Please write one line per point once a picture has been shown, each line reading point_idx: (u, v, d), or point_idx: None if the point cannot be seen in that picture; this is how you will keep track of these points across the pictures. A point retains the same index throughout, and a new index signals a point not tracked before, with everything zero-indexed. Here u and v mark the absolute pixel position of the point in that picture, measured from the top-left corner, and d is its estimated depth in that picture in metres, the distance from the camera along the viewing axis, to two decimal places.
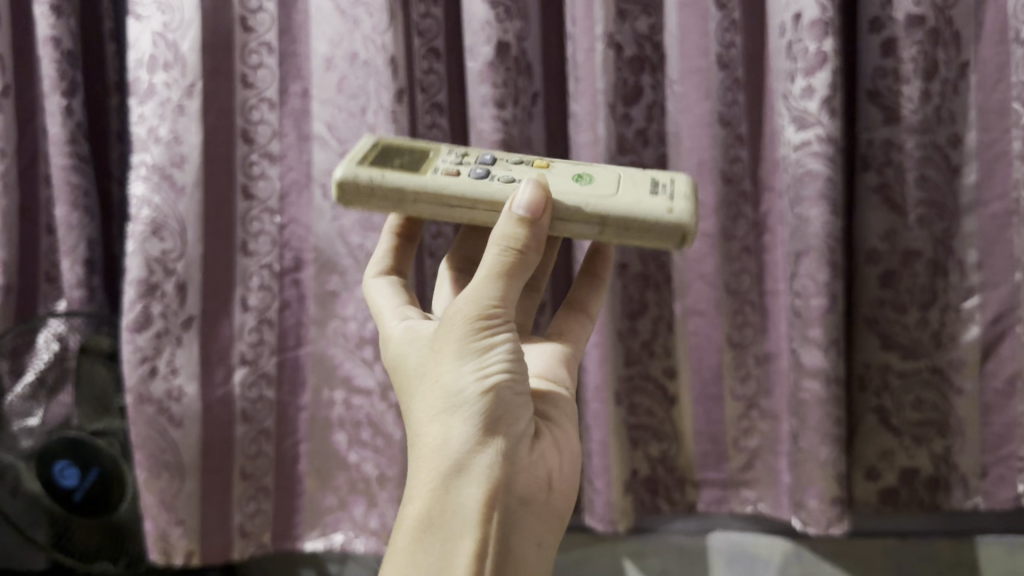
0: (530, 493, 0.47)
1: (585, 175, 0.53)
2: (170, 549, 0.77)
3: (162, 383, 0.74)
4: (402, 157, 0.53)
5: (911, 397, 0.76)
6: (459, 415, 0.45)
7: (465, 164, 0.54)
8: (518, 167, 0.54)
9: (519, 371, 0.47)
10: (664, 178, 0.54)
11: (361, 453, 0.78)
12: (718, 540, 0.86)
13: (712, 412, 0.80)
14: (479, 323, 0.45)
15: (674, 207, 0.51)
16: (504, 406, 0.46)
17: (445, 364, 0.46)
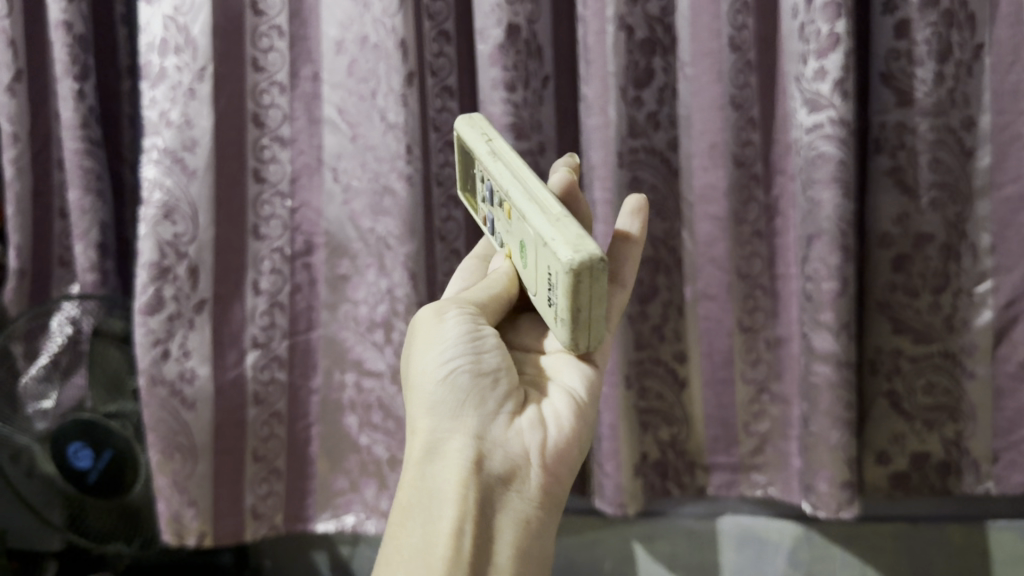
0: (511, 468, 0.48)
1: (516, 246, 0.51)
2: (182, 530, 0.77)
3: (175, 365, 0.75)
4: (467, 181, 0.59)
5: (922, 381, 0.76)
6: (425, 404, 0.50)
7: (484, 203, 0.56)
8: (499, 220, 0.53)
9: (482, 353, 0.50)
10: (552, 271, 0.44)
11: (371, 436, 0.78)
12: (728, 523, 0.86)
13: (723, 395, 0.80)
14: (435, 318, 0.51)
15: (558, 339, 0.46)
16: (466, 387, 0.49)
17: (417, 361, 0.51)
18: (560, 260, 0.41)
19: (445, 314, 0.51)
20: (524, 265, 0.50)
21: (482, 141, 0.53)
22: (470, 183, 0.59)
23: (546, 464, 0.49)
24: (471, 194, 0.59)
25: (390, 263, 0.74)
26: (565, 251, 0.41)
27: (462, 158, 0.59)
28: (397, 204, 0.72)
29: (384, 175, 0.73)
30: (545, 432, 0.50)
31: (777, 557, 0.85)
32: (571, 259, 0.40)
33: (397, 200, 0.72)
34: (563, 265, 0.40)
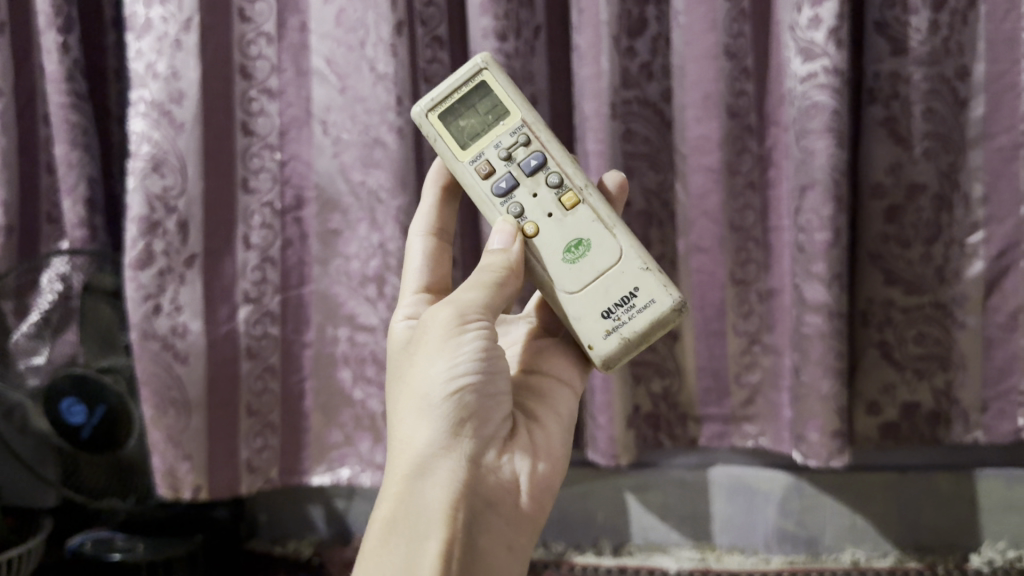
0: (496, 495, 0.51)
1: (575, 245, 0.56)
2: (177, 484, 0.76)
3: (166, 320, 0.74)
4: (479, 113, 0.59)
5: (913, 332, 0.76)
6: (429, 414, 0.50)
7: (510, 161, 0.58)
8: (541, 197, 0.57)
9: (490, 374, 0.51)
10: (644, 291, 0.55)
11: (366, 390, 0.79)
12: (718, 474, 0.87)
13: (715, 346, 0.80)
14: (451, 323, 0.51)
15: (598, 346, 0.55)
16: (470, 410, 0.50)
17: (420, 365, 0.51)
18: (667, 298, 0.55)
19: (465, 325, 0.51)
20: (578, 261, 0.56)
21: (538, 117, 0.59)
22: (481, 118, 0.59)
23: (529, 496, 0.52)
24: (478, 129, 0.59)
25: (382, 217, 0.74)
26: (669, 292, 0.55)
27: (492, 95, 0.59)
28: (388, 156, 0.72)
29: (374, 127, 0.72)
30: (531, 465, 0.53)
31: (767, 506, 0.86)
32: (679, 303, 0.54)
33: (387, 152, 0.72)
34: (668, 303, 0.55)
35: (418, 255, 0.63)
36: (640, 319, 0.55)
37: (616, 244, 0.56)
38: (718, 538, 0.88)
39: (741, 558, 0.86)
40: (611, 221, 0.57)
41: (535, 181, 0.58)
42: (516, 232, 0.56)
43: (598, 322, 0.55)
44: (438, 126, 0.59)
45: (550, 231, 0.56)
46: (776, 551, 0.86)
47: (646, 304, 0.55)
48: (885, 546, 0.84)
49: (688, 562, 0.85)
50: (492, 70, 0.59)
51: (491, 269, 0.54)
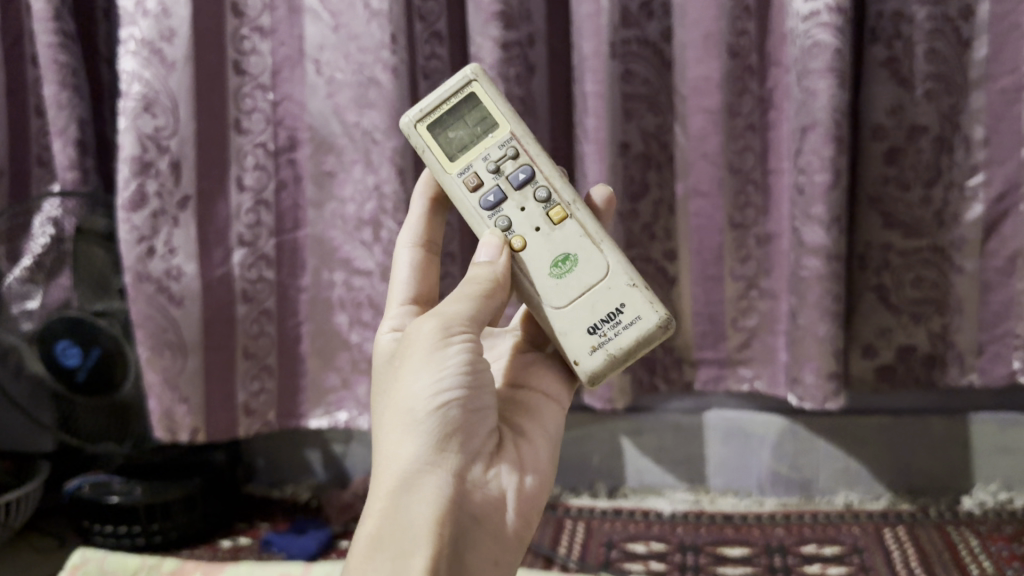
0: (483, 510, 0.48)
1: (562, 260, 0.53)
2: (174, 426, 0.76)
3: (161, 262, 0.73)
4: (467, 125, 0.57)
5: (910, 275, 0.76)
6: (414, 428, 0.47)
7: (499, 175, 0.56)
8: (529, 211, 0.55)
9: (475, 387, 0.49)
10: (631, 308, 0.52)
11: (363, 334, 0.78)
12: (714, 418, 0.87)
13: (712, 292, 0.79)
14: (436, 335, 0.49)
15: (584, 362, 0.52)
16: (456, 423, 0.48)
17: (403, 379, 0.49)
18: (652, 315, 0.52)
19: (449, 337, 0.49)
20: (565, 276, 0.53)
21: (525, 130, 0.57)
22: (469, 130, 0.57)
23: (517, 512, 0.49)
24: (467, 141, 0.57)
25: (377, 158, 0.73)
26: (655, 308, 0.52)
27: (481, 106, 0.57)
28: (383, 96, 0.71)
29: (368, 67, 0.71)
30: (520, 480, 0.51)
31: (761, 449, 0.86)
32: (665, 320, 0.52)
33: (382, 92, 0.71)
34: (654, 320, 0.52)
35: (404, 266, 0.61)
36: (626, 336, 0.52)
37: (604, 258, 0.54)
38: (712, 480, 0.89)
39: (734, 500, 0.87)
40: (599, 236, 0.54)
41: (522, 196, 0.55)
42: (502, 246, 0.53)
43: (583, 338, 0.52)
44: (426, 137, 0.56)
45: (537, 246, 0.54)
46: (770, 493, 0.87)
47: (632, 320, 0.52)
48: (878, 488, 0.85)
49: (682, 505, 0.87)
50: (481, 82, 0.56)
51: (478, 282, 0.51)
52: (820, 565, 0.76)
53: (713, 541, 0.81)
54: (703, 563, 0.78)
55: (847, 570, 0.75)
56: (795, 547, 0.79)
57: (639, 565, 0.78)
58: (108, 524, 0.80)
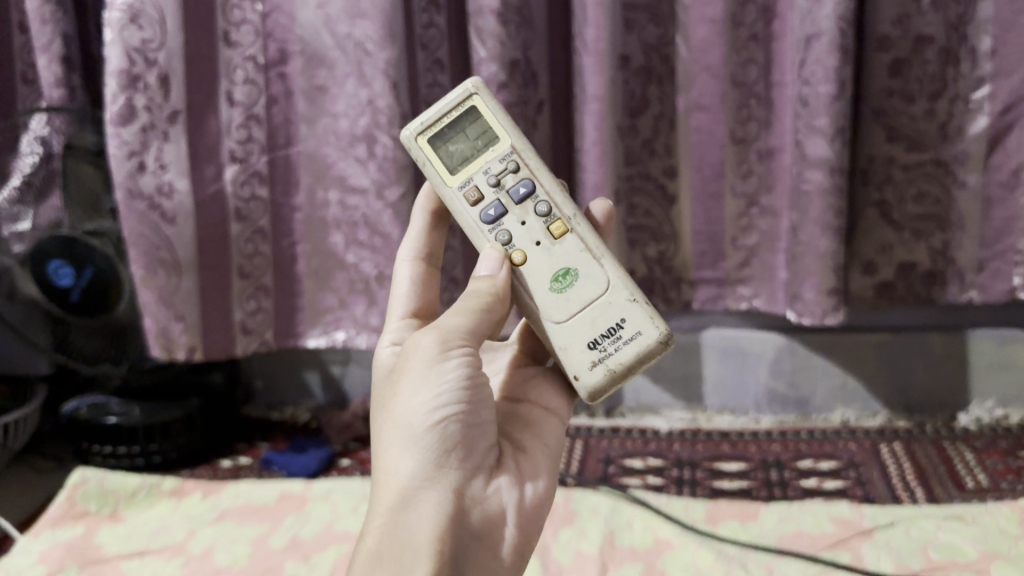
0: (483, 525, 0.47)
1: (563, 275, 0.52)
2: (171, 345, 0.75)
3: (152, 179, 0.72)
4: (468, 138, 0.55)
5: (912, 190, 0.75)
6: (411, 444, 0.46)
7: (500, 189, 0.54)
8: (530, 224, 0.53)
9: (475, 401, 0.48)
10: (631, 323, 0.51)
11: (359, 254, 0.77)
12: (712, 337, 0.87)
13: (712, 210, 0.79)
14: (433, 349, 0.48)
15: (584, 377, 0.51)
16: (455, 437, 0.47)
17: (401, 394, 0.47)
18: (653, 331, 0.51)
19: (448, 351, 0.47)
20: (565, 292, 0.52)
21: (527, 145, 0.55)
22: (470, 143, 0.55)
23: (517, 526, 0.48)
24: (467, 153, 0.55)
25: (370, 71, 0.71)
26: (655, 324, 0.52)
27: (482, 119, 0.55)
28: (376, 5, 0.69)
29: None
30: (522, 493, 0.49)
31: (758, 366, 0.86)
32: (666, 336, 0.51)
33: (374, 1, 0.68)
34: (655, 335, 0.51)
35: (404, 280, 0.59)
36: (627, 351, 0.51)
37: (604, 273, 0.52)
38: (709, 399, 0.89)
39: (731, 418, 0.88)
40: (599, 251, 0.53)
41: (523, 211, 0.54)
42: (502, 260, 0.52)
43: (583, 354, 0.51)
44: (427, 150, 0.55)
45: (538, 261, 0.52)
46: (766, 411, 0.88)
47: (633, 336, 0.51)
48: (874, 405, 0.86)
49: (679, 422, 0.88)
50: (482, 97, 0.55)
51: (478, 293, 0.50)
52: (816, 479, 0.76)
53: (710, 457, 0.81)
54: (699, 477, 0.78)
55: (843, 483, 0.76)
56: (792, 462, 0.79)
57: (637, 480, 0.79)
58: (108, 445, 0.80)
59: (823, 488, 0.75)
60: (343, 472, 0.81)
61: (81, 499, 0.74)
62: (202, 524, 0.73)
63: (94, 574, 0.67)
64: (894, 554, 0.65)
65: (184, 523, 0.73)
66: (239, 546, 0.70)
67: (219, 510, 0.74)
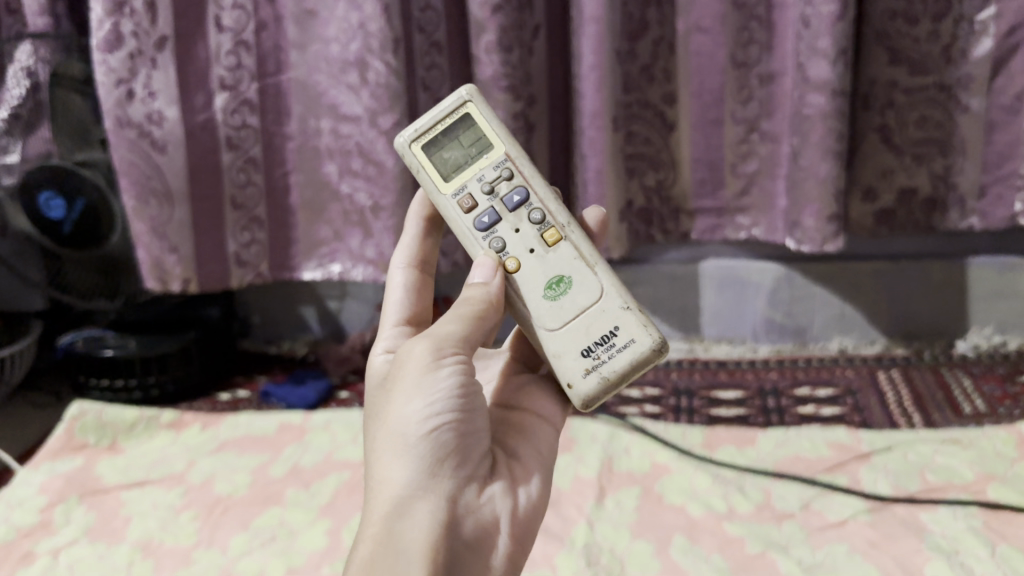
0: (478, 537, 0.44)
1: (557, 282, 0.49)
2: (166, 276, 0.75)
3: (140, 107, 0.71)
4: (461, 146, 0.52)
5: (915, 115, 0.74)
6: (403, 454, 0.43)
7: (493, 196, 0.51)
8: (524, 232, 0.50)
9: (468, 409, 0.45)
10: (624, 331, 0.48)
11: (353, 184, 0.76)
12: (710, 268, 0.86)
13: (711, 136, 0.77)
14: (426, 356, 0.44)
15: (578, 386, 0.47)
16: (449, 447, 0.44)
17: (394, 402, 0.44)
18: (647, 338, 0.48)
19: (441, 358, 0.44)
20: (559, 299, 0.49)
21: (522, 154, 0.52)
22: (462, 151, 0.52)
23: (512, 537, 0.45)
24: (460, 160, 0.52)
25: None
26: (649, 331, 0.48)
27: (475, 127, 0.52)
28: None
29: None
30: (515, 504, 0.46)
31: (757, 297, 0.86)
32: (659, 344, 0.48)
33: None
34: (649, 343, 0.48)
35: (398, 289, 0.55)
36: (620, 359, 0.48)
37: (598, 279, 0.49)
38: (707, 330, 0.89)
39: (728, 348, 0.87)
40: (593, 259, 0.50)
41: (516, 218, 0.50)
42: (496, 266, 0.49)
43: (575, 361, 0.48)
44: (420, 158, 0.51)
45: (532, 267, 0.49)
46: (764, 340, 0.88)
47: (626, 343, 0.48)
48: (872, 334, 0.86)
49: (676, 353, 0.88)
50: (476, 105, 0.51)
51: (470, 302, 0.47)
52: (814, 405, 0.77)
53: (707, 385, 0.81)
54: (697, 405, 0.79)
55: (840, 410, 0.76)
56: (789, 389, 0.79)
57: (635, 409, 0.79)
58: (105, 379, 0.80)
59: (821, 414, 0.75)
60: (342, 404, 0.81)
61: (79, 432, 0.74)
62: (202, 455, 0.73)
63: (94, 504, 0.67)
64: (891, 477, 0.65)
65: (183, 454, 0.73)
66: (239, 476, 0.70)
67: (219, 441, 0.75)
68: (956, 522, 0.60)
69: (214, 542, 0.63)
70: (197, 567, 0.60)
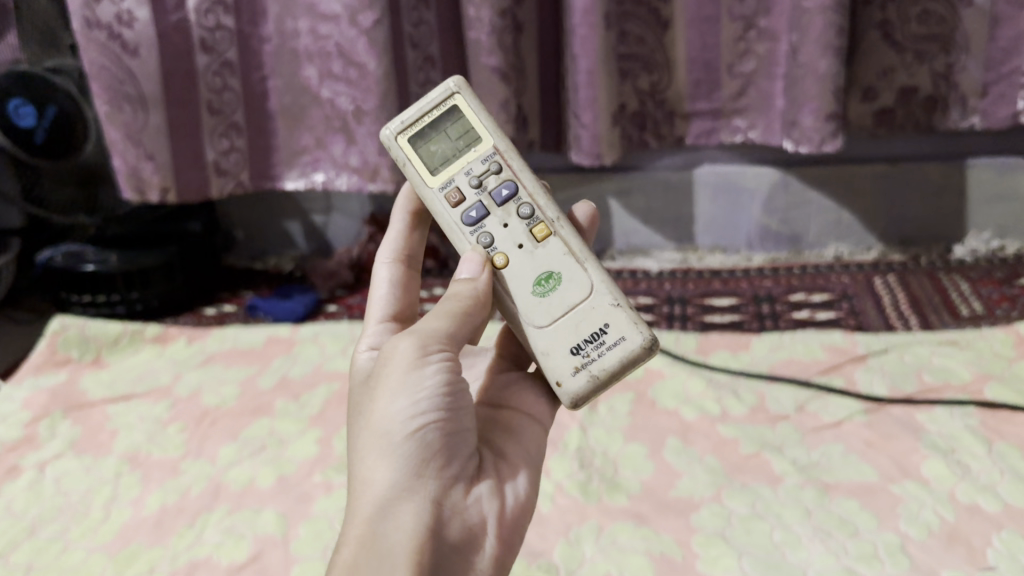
0: (464, 543, 0.39)
1: (545, 278, 0.44)
2: (143, 186, 0.73)
3: (110, 6, 0.67)
4: (449, 138, 0.47)
5: (917, 9, 0.71)
6: (387, 456, 0.38)
7: (481, 190, 0.46)
8: (512, 226, 0.45)
9: (454, 408, 0.40)
10: (615, 328, 0.43)
11: (334, 88, 0.72)
12: (705, 174, 0.84)
13: (708, 34, 0.74)
14: (410, 352, 0.40)
15: (566, 385, 0.43)
16: (436, 448, 0.39)
17: (376, 401, 0.39)
18: (638, 335, 0.43)
19: (427, 355, 0.40)
20: (546, 296, 0.44)
21: (513, 148, 0.47)
22: (450, 143, 0.47)
23: (500, 543, 0.40)
24: (448, 152, 0.47)
25: None
26: (640, 328, 0.44)
27: (464, 120, 0.47)
28: None
29: None
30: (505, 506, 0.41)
31: (752, 204, 0.84)
32: (650, 342, 0.43)
33: None
34: (640, 342, 0.43)
35: (383, 286, 0.50)
36: (610, 358, 0.43)
37: (588, 274, 0.44)
38: (701, 238, 0.87)
39: (722, 257, 0.86)
40: (582, 255, 0.45)
41: (504, 213, 0.46)
42: (484, 263, 0.44)
43: (562, 359, 0.43)
44: (407, 151, 0.47)
45: (520, 263, 0.44)
46: (758, 249, 0.86)
47: (616, 342, 0.43)
48: (868, 240, 0.84)
49: (669, 263, 0.86)
50: (466, 99, 0.47)
51: (457, 299, 0.42)
52: (808, 310, 0.76)
53: (701, 293, 0.80)
54: (690, 313, 0.77)
55: (835, 314, 0.75)
56: (784, 295, 0.78)
57: None
58: (87, 294, 0.78)
59: (815, 318, 0.75)
60: (330, 317, 0.79)
61: (62, 346, 0.72)
62: (189, 369, 0.71)
63: (79, 419, 0.66)
64: (888, 378, 0.65)
65: (170, 368, 0.72)
66: (227, 387, 0.69)
67: (206, 354, 0.73)
68: (952, 422, 0.60)
69: (203, 452, 0.62)
70: (186, 478, 0.59)
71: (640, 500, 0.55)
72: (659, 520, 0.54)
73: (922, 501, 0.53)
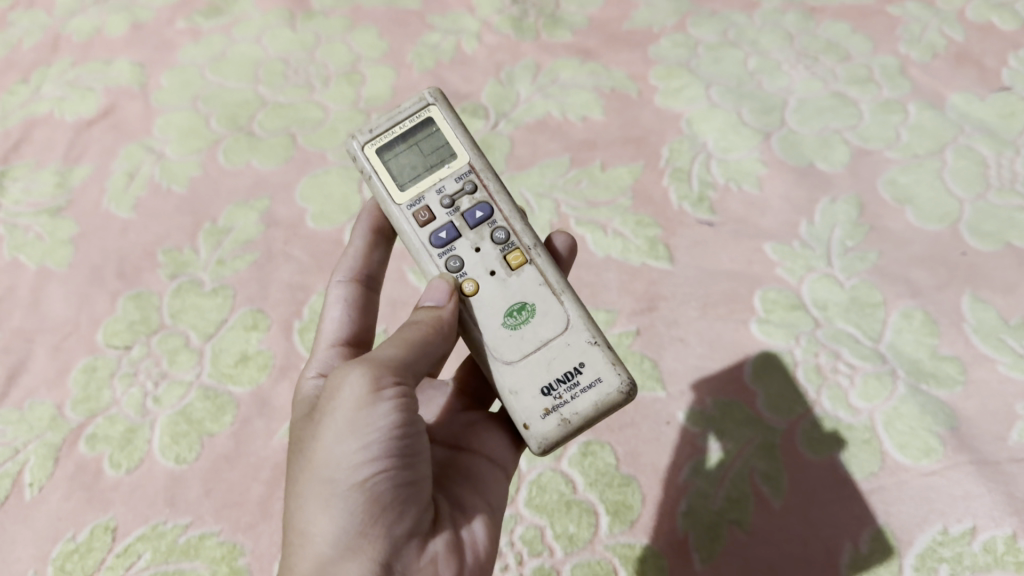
0: None
1: (516, 306, 0.25)
2: None
3: None
4: (420, 154, 0.27)
5: None
6: (317, 519, 0.21)
7: (454, 215, 0.26)
8: (487, 250, 0.26)
9: (416, 462, 0.22)
10: (590, 370, 0.24)
11: None
12: None
13: None
14: (356, 382, 0.22)
15: (532, 431, 0.24)
16: (392, 517, 0.22)
17: (313, 447, 0.22)
18: (619, 377, 0.24)
19: (379, 384, 0.22)
20: (514, 330, 0.25)
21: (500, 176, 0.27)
22: (419, 156, 0.27)
23: None
24: (416, 164, 0.27)
25: None
26: (620, 371, 0.24)
27: (440, 133, 0.28)
28: None
29: None
30: None
31: None
32: (633, 387, 0.24)
33: None
34: (618, 387, 0.24)
35: (333, 314, 0.29)
36: (581, 406, 0.24)
37: (567, 303, 0.25)
38: None
39: None
40: (563, 288, 0.25)
41: (476, 241, 0.26)
42: (454, 289, 0.25)
43: (523, 402, 0.24)
44: (373, 165, 0.27)
45: (491, 294, 0.25)
46: None
47: (591, 384, 0.24)
48: None
49: None
50: (449, 110, 0.28)
51: (413, 322, 0.24)
52: None
53: None
54: None
55: None
56: None
57: None
58: None
59: None
60: None
61: None
62: None
63: None
64: None
65: None
66: None
67: None
68: None
69: None
70: (16, 30, 0.47)
71: (586, 35, 0.44)
72: (609, 54, 0.43)
73: (925, 22, 0.42)
